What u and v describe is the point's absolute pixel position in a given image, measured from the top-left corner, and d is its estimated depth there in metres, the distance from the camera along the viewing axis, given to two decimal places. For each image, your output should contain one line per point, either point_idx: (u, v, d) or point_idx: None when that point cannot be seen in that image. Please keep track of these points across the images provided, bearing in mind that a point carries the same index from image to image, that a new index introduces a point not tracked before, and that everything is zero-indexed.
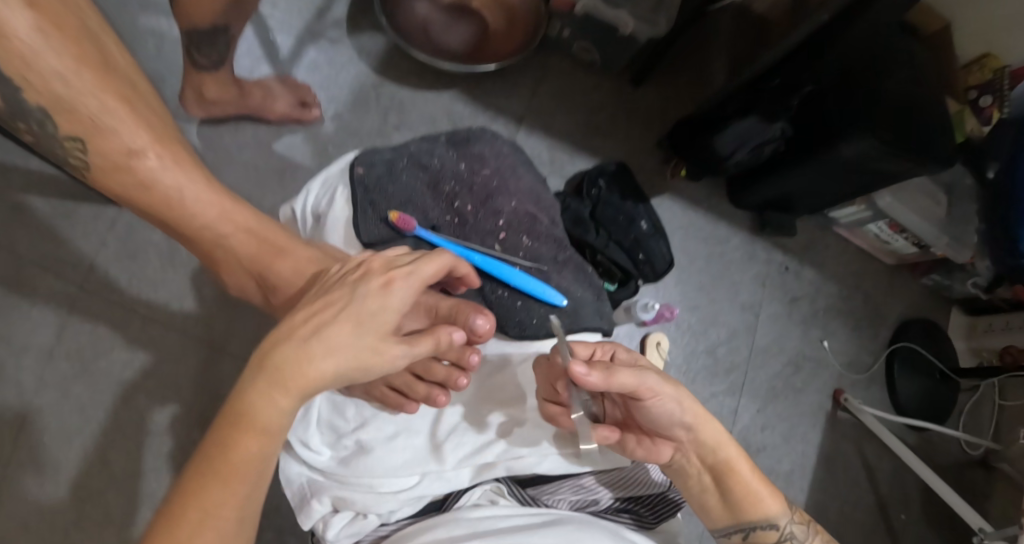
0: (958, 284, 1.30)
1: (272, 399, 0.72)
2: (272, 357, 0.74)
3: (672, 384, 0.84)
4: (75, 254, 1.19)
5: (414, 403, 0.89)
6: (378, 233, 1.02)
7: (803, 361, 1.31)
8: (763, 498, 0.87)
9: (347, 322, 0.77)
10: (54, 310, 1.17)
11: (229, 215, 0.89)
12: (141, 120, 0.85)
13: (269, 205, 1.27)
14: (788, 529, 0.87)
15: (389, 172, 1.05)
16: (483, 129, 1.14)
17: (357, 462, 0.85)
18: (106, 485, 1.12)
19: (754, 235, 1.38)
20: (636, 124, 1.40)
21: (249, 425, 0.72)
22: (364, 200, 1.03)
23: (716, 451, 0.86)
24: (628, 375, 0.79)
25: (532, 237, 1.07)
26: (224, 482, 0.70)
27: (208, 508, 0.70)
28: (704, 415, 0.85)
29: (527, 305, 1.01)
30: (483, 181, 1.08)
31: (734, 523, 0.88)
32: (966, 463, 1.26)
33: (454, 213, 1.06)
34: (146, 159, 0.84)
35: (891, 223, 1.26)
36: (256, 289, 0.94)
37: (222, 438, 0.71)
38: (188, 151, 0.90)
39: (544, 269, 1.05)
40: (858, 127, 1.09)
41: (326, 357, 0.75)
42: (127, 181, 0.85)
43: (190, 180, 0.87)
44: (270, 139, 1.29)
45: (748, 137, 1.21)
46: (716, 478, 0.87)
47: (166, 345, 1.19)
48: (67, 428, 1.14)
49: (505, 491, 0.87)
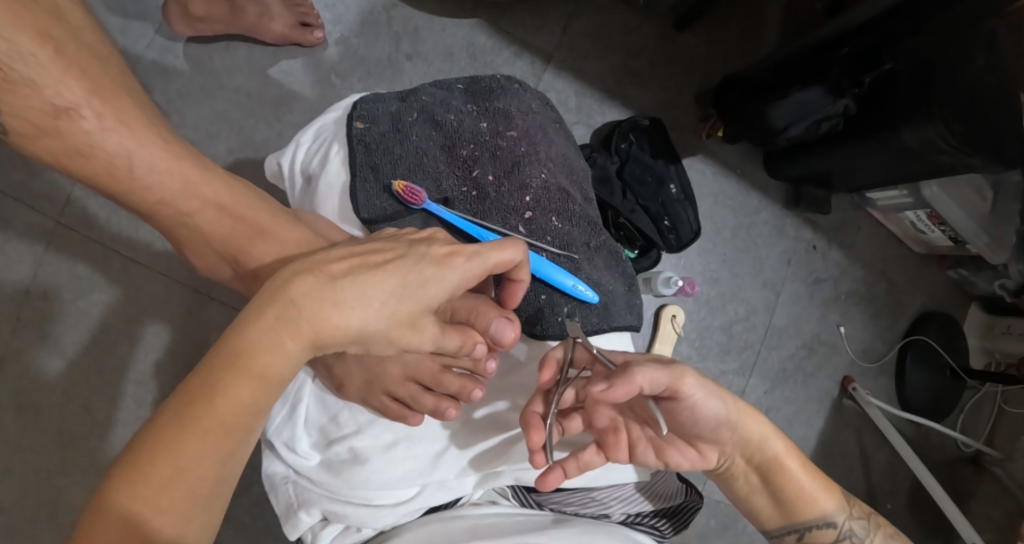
0: (983, 282, 1.25)
1: (279, 344, 0.59)
2: (289, 288, 0.60)
3: (712, 381, 0.72)
4: (49, 183, 1.02)
5: (419, 414, 0.83)
6: (380, 208, 0.88)
7: (818, 345, 1.28)
8: (817, 495, 0.75)
9: (391, 275, 0.64)
10: (30, 245, 1.01)
11: (194, 188, 0.71)
12: (72, 63, 0.62)
13: (262, 138, 1.13)
14: (846, 526, 0.75)
15: (397, 130, 0.91)
16: (509, 78, 0.99)
17: (350, 474, 0.80)
18: (89, 430, 1.00)
19: (786, 209, 1.30)
20: (675, 74, 1.27)
21: (247, 367, 0.58)
22: (365, 164, 0.89)
23: (762, 447, 0.74)
24: (654, 370, 0.67)
25: (562, 218, 0.94)
26: (206, 434, 0.57)
27: (181, 460, 0.56)
28: (748, 409, 0.74)
29: (550, 300, 0.91)
30: (510, 146, 0.94)
31: (788, 523, 0.76)
32: (958, 459, 1.26)
33: (471, 183, 0.92)
34: (82, 117, 0.63)
35: (930, 213, 1.16)
36: (229, 273, 0.79)
37: (210, 379, 0.58)
38: (141, 104, 0.68)
39: (574, 259, 0.93)
40: (928, 112, 0.97)
41: (355, 309, 0.62)
42: (52, 147, 0.64)
43: (139, 143, 0.67)
44: (266, 63, 1.14)
45: (808, 110, 1.08)
46: (764, 474, 0.75)
47: (148, 286, 1.04)
48: (40, 379, 1.00)
49: (508, 493, 0.87)
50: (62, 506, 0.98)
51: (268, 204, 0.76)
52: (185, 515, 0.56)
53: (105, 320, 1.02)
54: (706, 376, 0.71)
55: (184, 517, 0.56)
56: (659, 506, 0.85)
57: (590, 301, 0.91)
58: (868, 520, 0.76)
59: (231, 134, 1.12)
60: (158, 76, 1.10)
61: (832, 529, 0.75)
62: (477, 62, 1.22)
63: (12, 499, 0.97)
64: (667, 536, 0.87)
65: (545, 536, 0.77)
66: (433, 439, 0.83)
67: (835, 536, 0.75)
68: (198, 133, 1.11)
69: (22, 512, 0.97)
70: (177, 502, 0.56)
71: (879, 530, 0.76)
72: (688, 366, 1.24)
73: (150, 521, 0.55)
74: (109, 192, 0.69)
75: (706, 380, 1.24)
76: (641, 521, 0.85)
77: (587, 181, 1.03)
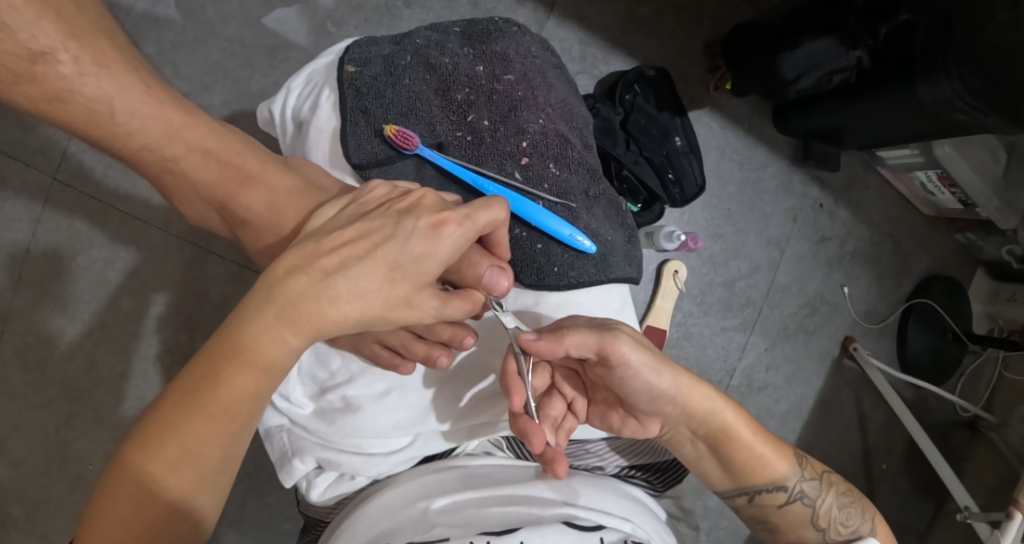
0: (991, 246, 1.26)
1: (278, 336, 0.57)
2: (285, 288, 0.57)
3: (653, 352, 0.68)
4: (46, 140, 1.03)
5: (410, 362, 0.72)
6: (371, 153, 0.75)
7: (820, 304, 1.26)
8: (764, 461, 0.73)
9: (380, 265, 0.59)
10: (29, 203, 1.03)
11: (177, 132, 0.66)
12: (46, 5, 0.59)
13: (257, 88, 1.09)
14: (798, 488, 0.74)
15: (388, 72, 0.77)
16: (507, 20, 0.84)
17: (343, 423, 0.72)
18: (94, 386, 1.03)
19: (794, 164, 1.27)
20: (683, 23, 1.22)
21: (249, 358, 0.57)
22: (355, 108, 0.76)
23: (708, 420, 0.71)
24: (583, 332, 0.65)
25: (561, 164, 0.78)
26: (211, 420, 0.56)
27: (185, 444, 0.56)
28: (692, 382, 0.70)
29: (548, 249, 0.76)
30: (507, 89, 0.78)
31: (737, 486, 0.75)
32: (956, 423, 1.28)
33: (466, 128, 0.77)
34: (58, 63, 0.60)
35: (942, 174, 1.14)
36: (221, 223, 0.74)
37: (213, 369, 0.56)
38: (120, 45, 0.65)
39: (572, 206, 0.78)
40: (944, 68, 0.92)
41: (352, 301, 0.58)
42: (28, 92, 0.60)
43: (120, 87, 0.63)
44: (259, 12, 1.09)
45: (819, 59, 1.02)
46: (712, 444, 0.72)
47: (148, 240, 1.06)
48: (44, 332, 1.02)
49: (503, 444, 0.76)
50: (73, 459, 1.02)
51: (260, 154, 0.71)
52: (191, 493, 0.57)
53: (105, 275, 1.04)
54: (647, 346, 0.68)
55: (192, 494, 0.57)
56: (653, 461, 0.80)
57: (586, 251, 0.77)
58: (820, 480, 0.75)
59: (226, 85, 1.08)
60: (150, 27, 1.05)
61: (782, 492, 0.74)
62: (478, 9, 1.15)
63: (23, 451, 1.01)
64: (658, 492, 0.81)
65: (534, 489, 0.70)
66: (425, 387, 0.75)
67: (786, 499, 0.74)
68: (192, 85, 1.07)
69: (33, 463, 1.01)
70: (187, 482, 0.56)
71: (831, 488, 0.75)
72: (689, 321, 1.21)
73: (158, 497, 0.56)
74: (90, 140, 0.65)
75: (706, 336, 1.22)
76: (633, 475, 0.79)
77: (590, 129, 0.86)
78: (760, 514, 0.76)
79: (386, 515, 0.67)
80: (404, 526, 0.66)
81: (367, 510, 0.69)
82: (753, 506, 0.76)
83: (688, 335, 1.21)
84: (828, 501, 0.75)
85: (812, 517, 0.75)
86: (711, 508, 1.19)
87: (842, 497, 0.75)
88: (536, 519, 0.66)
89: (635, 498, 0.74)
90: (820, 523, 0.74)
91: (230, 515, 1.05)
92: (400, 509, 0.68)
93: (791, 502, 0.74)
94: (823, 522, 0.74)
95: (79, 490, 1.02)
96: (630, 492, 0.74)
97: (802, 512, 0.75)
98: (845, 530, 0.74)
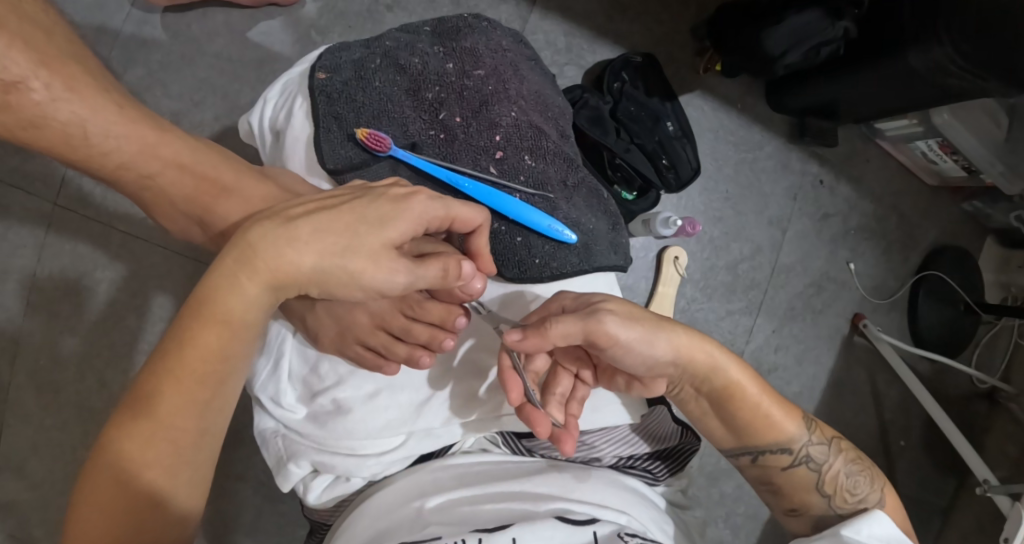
0: (999, 214, 1.23)
1: (237, 286, 0.59)
2: (245, 234, 0.59)
3: (644, 323, 0.67)
4: (44, 166, 1.06)
5: (395, 362, 0.74)
6: (346, 157, 0.75)
7: (826, 281, 1.24)
8: (772, 420, 0.72)
9: (343, 214, 0.62)
10: (32, 229, 1.05)
11: (151, 149, 0.67)
12: (15, 35, 0.60)
13: (246, 102, 1.10)
14: (804, 451, 0.73)
15: (358, 76, 0.77)
16: (476, 16, 0.83)
17: (335, 425, 0.72)
18: (105, 405, 1.05)
19: (790, 142, 1.25)
20: (669, 7, 1.21)
21: (211, 313, 0.58)
22: (328, 114, 0.76)
23: (710, 377, 0.70)
24: (567, 321, 0.65)
25: (535, 155, 0.78)
26: (180, 384, 0.57)
27: (157, 411, 0.57)
28: (690, 340, 0.69)
29: (527, 242, 0.76)
30: (477, 84, 0.78)
31: (740, 445, 0.74)
32: (973, 395, 1.25)
33: (439, 126, 0.77)
34: (31, 91, 0.61)
35: (942, 142, 1.12)
36: (203, 235, 0.75)
37: (178, 331, 0.58)
38: (90, 69, 0.65)
39: (549, 197, 0.78)
40: (933, 33, 0.91)
41: (310, 242, 0.60)
42: (4, 121, 0.61)
43: (93, 110, 0.64)
44: (244, 27, 1.10)
45: (804, 35, 1.00)
46: (714, 401, 0.72)
47: (149, 259, 1.08)
48: (54, 353, 1.05)
49: (499, 440, 0.75)
50: None
51: (236, 165, 0.72)
52: (172, 466, 0.58)
53: (111, 295, 1.06)
54: (637, 318, 0.67)
55: (172, 467, 0.58)
56: (656, 448, 0.76)
57: (568, 242, 0.77)
58: (828, 445, 0.73)
59: (216, 100, 1.09)
60: (138, 49, 1.07)
61: (788, 454, 0.73)
62: (459, 7, 1.15)
63: (41, 472, 1.03)
64: (661, 481, 0.77)
65: (529, 483, 0.69)
66: (415, 387, 0.75)
67: (791, 461, 0.73)
68: (183, 103, 1.08)
69: (51, 483, 1.03)
70: (160, 454, 0.57)
71: (840, 454, 0.73)
72: (693, 307, 1.20)
73: (138, 467, 0.57)
74: (70, 163, 0.66)
75: (712, 320, 1.20)
76: (632, 465, 0.76)
77: (567, 119, 0.86)
78: (763, 476, 0.74)
79: (381, 516, 0.68)
80: (400, 526, 0.66)
81: (365, 511, 0.69)
82: (756, 466, 0.74)
83: (693, 320, 1.20)
84: (835, 466, 0.73)
85: (818, 483, 0.73)
86: (727, 495, 1.17)
87: (851, 464, 0.73)
88: (531, 515, 0.66)
89: (637, 490, 0.73)
90: (825, 488, 0.72)
91: (246, 525, 1.06)
92: (396, 508, 0.68)
93: (796, 464, 0.73)
94: (828, 488, 0.72)
95: None
96: (629, 481, 0.74)
97: (807, 475, 0.73)
98: (852, 497, 0.72)
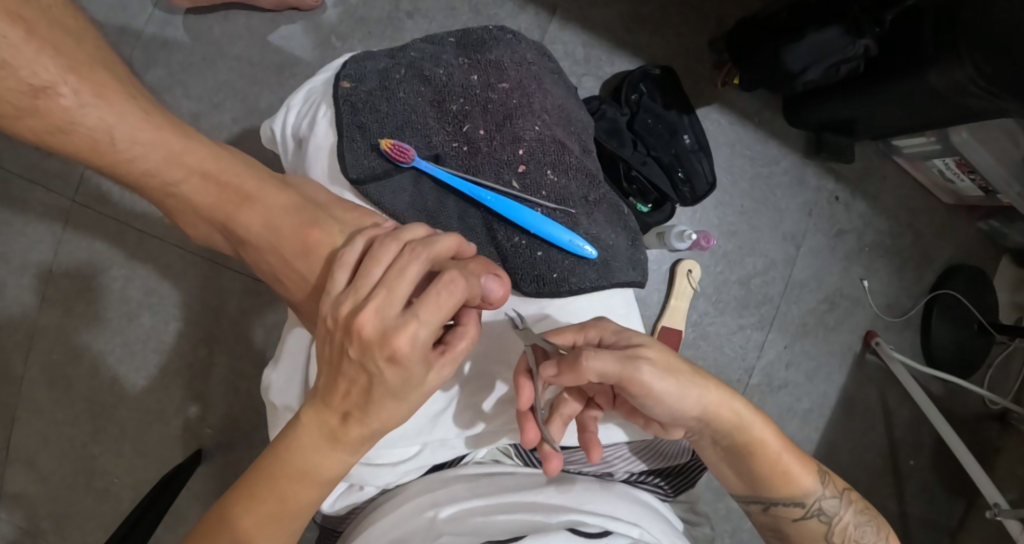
0: (1015, 234, 1.23)
1: (327, 459, 0.61)
2: (320, 431, 0.60)
3: (680, 374, 0.67)
4: (63, 164, 1.07)
5: None
6: (368, 167, 0.76)
7: (840, 298, 1.24)
8: (789, 476, 0.72)
9: (388, 401, 0.59)
10: (50, 225, 1.06)
11: (175, 157, 0.68)
12: (45, 41, 0.61)
13: (265, 105, 1.10)
14: (817, 505, 0.73)
15: (383, 85, 0.78)
16: (501, 28, 0.84)
17: None
18: (118, 401, 1.06)
19: (807, 158, 1.24)
20: (689, 19, 1.20)
21: (306, 479, 0.61)
22: (351, 123, 0.76)
23: (731, 433, 0.70)
24: (605, 360, 0.64)
25: (558, 170, 0.79)
26: (295, 523, 0.62)
27: (291, 510, 0.61)
28: (719, 397, 0.69)
29: (548, 257, 0.77)
30: (502, 98, 0.79)
31: (753, 494, 0.73)
32: (985, 416, 1.24)
33: (462, 138, 0.78)
34: (59, 96, 0.62)
35: (960, 160, 1.12)
36: (223, 242, 0.75)
37: (277, 498, 0.60)
38: (117, 75, 0.66)
39: (571, 212, 0.78)
40: (955, 52, 0.91)
41: (382, 424, 0.61)
42: (32, 124, 0.62)
43: (119, 116, 0.65)
44: (264, 30, 1.10)
45: (826, 52, 1.00)
46: (731, 453, 0.71)
47: (165, 258, 1.08)
48: (69, 349, 1.05)
49: (512, 451, 0.77)
50: (100, 472, 1.05)
51: (257, 173, 0.72)
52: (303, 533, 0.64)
53: (126, 293, 1.07)
54: (673, 369, 0.67)
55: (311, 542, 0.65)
56: (663, 465, 0.77)
57: (588, 257, 0.78)
58: (840, 497, 0.73)
59: (235, 102, 1.09)
60: (160, 50, 1.08)
61: (800, 507, 0.73)
62: (480, 15, 1.15)
63: (51, 467, 1.04)
64: (670, 497, 0.78)
65: (542, 495, 0.69)
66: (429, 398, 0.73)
67: (802, 513, 0.73)
68: (202, 105, 1.09)
69: (60, 477, 1.04)
70: None
71: (851, 505, 0.73)
72: (705, 321, 1.20)
73: None
74: (93, 166, 0.66)
75: (723, 335, 1.20)
76: (644, 480, 0.77)
77: (589, 133, 0.86)
78: (772, 522, 0.75)
79: (396, 523, 0.68)
80: (415, 534, 0.66)
81: (380, 520, 0.69)
82: (766, 514, 0.74)
83: (704, 334, 1.20)
84: (846, 518, 0.73)
85: (827, 533, 0.73)
86: (733, 509, 1.17)
87: (860, 515, 0.74)
88: (542, 525, 0.65)
89: (646, 502, 0.73)
90: (834, 538, 0.73)
91: None
92: (409, 517, 0.68)
93: (808, 517, 0.73)
94: (837, 537, 0.73)
95: (106, 502, 1.05)
96: (640, 494, 0.74)
97: (818, 527, 0.73)
98: None
